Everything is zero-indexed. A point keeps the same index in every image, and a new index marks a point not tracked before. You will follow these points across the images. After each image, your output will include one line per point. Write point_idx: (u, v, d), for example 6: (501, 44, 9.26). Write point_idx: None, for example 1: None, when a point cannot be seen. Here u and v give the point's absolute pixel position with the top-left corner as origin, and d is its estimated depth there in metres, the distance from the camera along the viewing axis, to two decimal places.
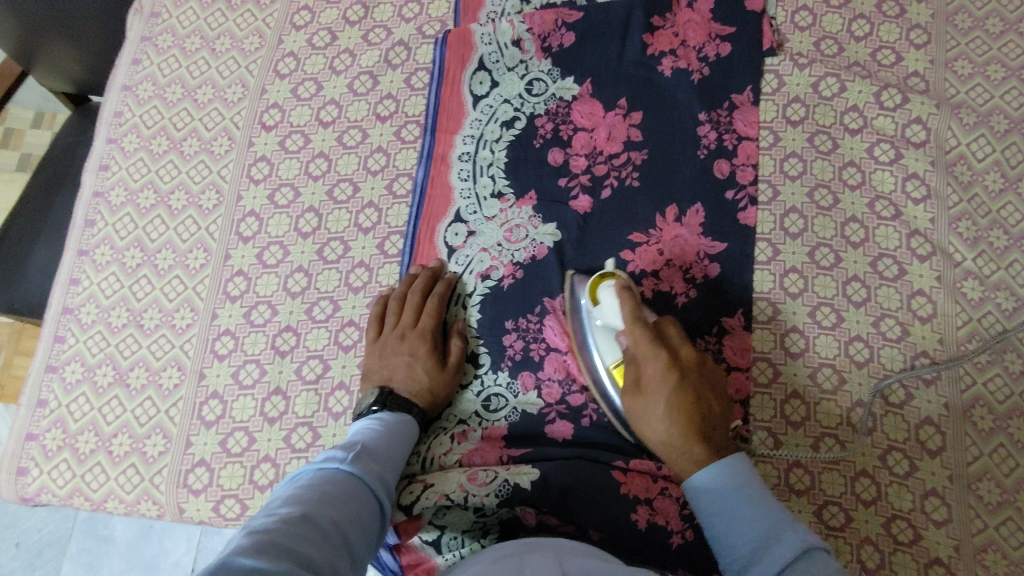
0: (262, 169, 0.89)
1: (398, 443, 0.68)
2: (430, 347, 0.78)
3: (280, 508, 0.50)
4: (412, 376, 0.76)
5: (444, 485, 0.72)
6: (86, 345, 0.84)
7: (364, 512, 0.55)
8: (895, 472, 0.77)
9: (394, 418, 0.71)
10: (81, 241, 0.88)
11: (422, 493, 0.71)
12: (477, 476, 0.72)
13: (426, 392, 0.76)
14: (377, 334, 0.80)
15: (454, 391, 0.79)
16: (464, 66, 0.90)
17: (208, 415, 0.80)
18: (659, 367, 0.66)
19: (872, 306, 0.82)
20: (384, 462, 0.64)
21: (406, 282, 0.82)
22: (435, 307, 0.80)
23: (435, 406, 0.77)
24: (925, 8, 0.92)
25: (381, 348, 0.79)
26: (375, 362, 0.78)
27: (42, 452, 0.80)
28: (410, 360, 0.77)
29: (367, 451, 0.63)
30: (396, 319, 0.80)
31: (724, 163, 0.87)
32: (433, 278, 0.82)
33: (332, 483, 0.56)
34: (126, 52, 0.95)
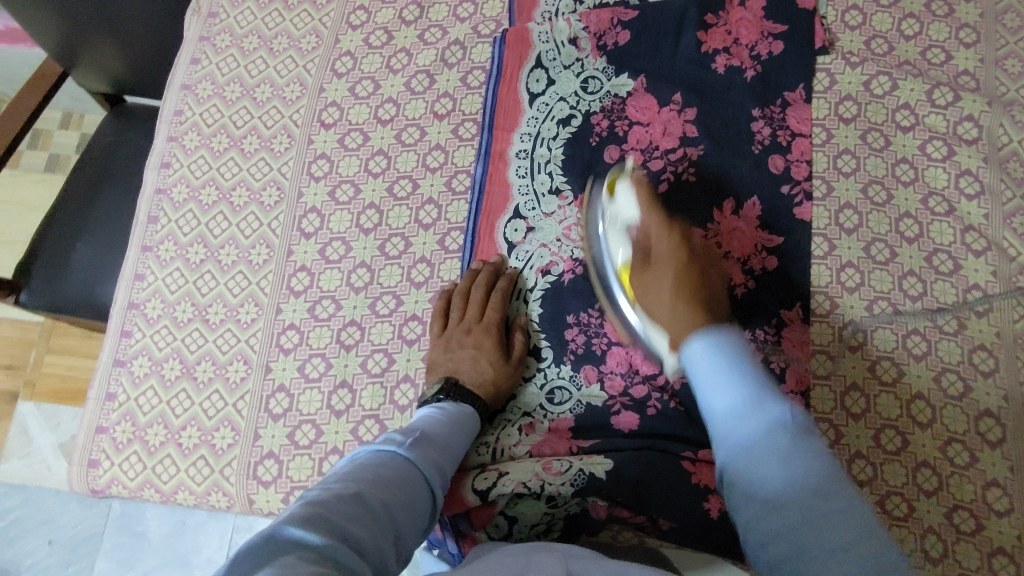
0: (322, 166, 0.90)
1: (457, 434, 0.69)
2: (494, 341, 0.80)
3: (338, 482, 0.52)
4: (477, 367, 0.77)
5: (520, 473, 0.74)
6: (153, 339, 0.85)
7: (415, 499, 0.57)
8: (956, 463, 0.78)
9: (456, 408, 0.72)
10: (145, 238, 0.90)
11: (498, 482, 0.74)
12: (552, 466, 0.74)
13: (490, 384, 0.77)
14: (442, 328, 0.81)
15: (516, 384, 0.81)
16: (521, 64, 0.92)
17: (275, 408, 0.81)
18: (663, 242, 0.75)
19: (929, 301, 0.84)
20: (440, 452, 0.65)
21: (469, 277, 0.83)
22: (499, 302, 0.81)
23: (498, 400, 0.78)
24: (974, 7, 0.93)
25: (446, 342, 0.80)
26: (441, 355, 0.79)
27: (113, 445, 0.82)
28: (476, 353, 0.78)
29: (425, 438, 0.65)
30: (461, 313, 0.81)
31: (779, 158, 0.88)
32: (495, 274, 0.84)
33: (389, 466, 0.57)
34: (184, 52, 0.98)
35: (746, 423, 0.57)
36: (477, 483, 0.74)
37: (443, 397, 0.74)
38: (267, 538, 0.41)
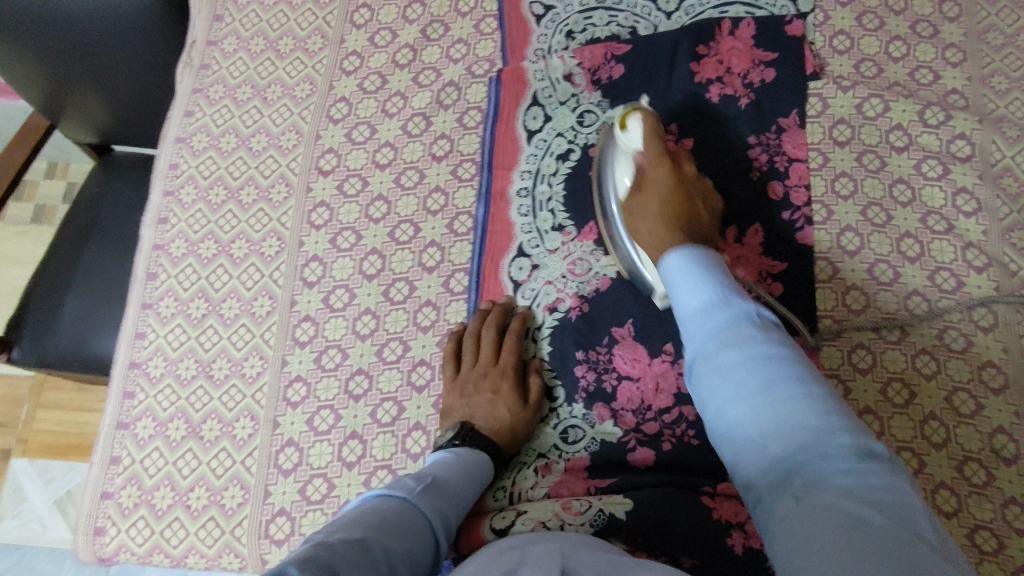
0: (321, 214, 0.90)
1: (467, 480, 0.68)
2: (510, 383, 0.78)
3: (345, 526, 0.51)
4: (494, 413, 0.76)
5: (540, 511, 0.73)
6: (157, 399, 0.84)
7: (419, 549, 0.55)
8: (973, 483, 0.77)
9: (471, 454, 0.71)
10: (145, 295, 0.89)
11: (517, 521, 0.73)
12: (572, 504, 0.73)
13: (507, 429, 0.76)
14: (456, 373, 0.80)
15: (534, 427, 0.79)
16: (518, 102, 0.92)
17: (285, 463, 0.80)
18: (663, 171, 0.76)
19: (935, 319, 0.83)
20: (450, 500, 0.64)
21: (479, 319, 0.82)
22: (513, 343, 0.80)
23: (516, 443, 0.77)
24: (957, 28, 0.95)
25: (461, 387, 0.79)
26: (457, 400, 0.78)
27: (119, 510, 0.80)
28: (492, 397, 0.77)
29: (437, 485, 0.63)
30: (475, 356, 0.80)
31: (777, 184, 0.88)
32: (506, 314, 0.83)
33: (396, 512, 0.56)
34: (178, 105, 0.98)
35: (716, 337, 0.58)
36: (495, 520, 0.74)
37: (458, 442, 0.72)
38: None
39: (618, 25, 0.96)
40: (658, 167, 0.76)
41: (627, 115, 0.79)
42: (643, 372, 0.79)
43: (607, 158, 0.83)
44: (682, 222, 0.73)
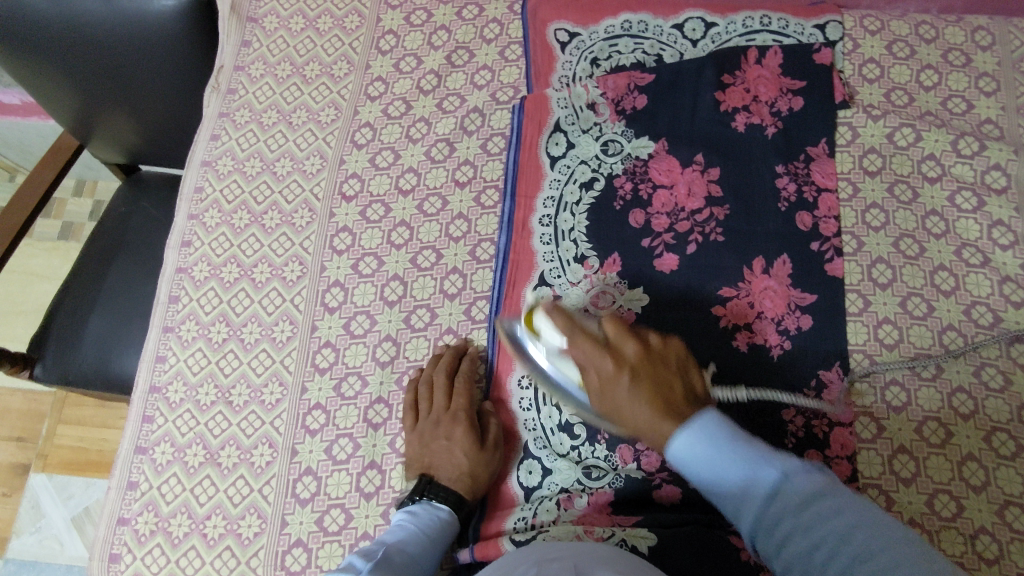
0: (344, 239, 0.90)
1: (417, 543, 0.68)
2: (465, 426, 0.76)
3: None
4: (452, 461, 0.75)
5: (561, 531, 0.72)
6: (175, 423, 0.84)
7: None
8: (1015, 528, 0.73)
9: (429, 513, 0.71)
10: (166, 318, 0.89)
11: (537, 538, 0.73)
12: (594, 530, 0.72)
13: (468, 476, 0.74)
14: (414, 421, 0.79)
15: (497, 467, 0.77)
16: (541, 130, 0.92)
17: (302, 492, 0.79)
18: (611, 368, 0.65)
19: (971, 356, 0.80)
20: (400, 569, 0.63)
21: (431, 363, 0.81)
22: (464, 386, 0.79)
23: (480, 490, 0.75)
24: (991, 56, 0.93)
25: (419, 436, 0.77)
26: (415, 450, 0.77)
27: (135, 537, 0.79)
28: (448, 445, 0.76)
29: (387, 558, 0.63)
30: (429, 402, 0.79)
31: (806, 215, 0.86)
32: (456, 357, 0.82)
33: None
34: (204, 129, 0.99)
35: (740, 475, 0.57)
36: (516, 536, 0.74)
37: (417, 498, 0.73)
38: None
39: (642, 53, 0.95)
40: (617, 373, 0.65)
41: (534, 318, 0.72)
42: None
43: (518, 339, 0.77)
44: (668, 404, 0.63)
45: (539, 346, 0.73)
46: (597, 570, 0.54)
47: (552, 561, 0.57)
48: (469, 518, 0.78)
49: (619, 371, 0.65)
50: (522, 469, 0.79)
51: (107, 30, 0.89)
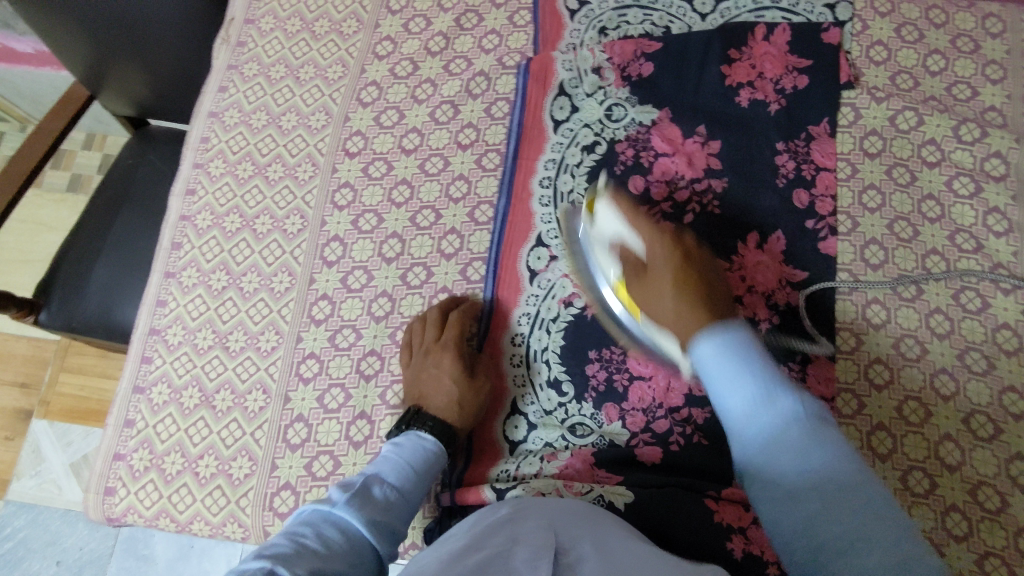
0: (345, 195, 0.91)
1: (403, 480, 0.67)
2: (453, 356, 0.78)
3: (264, 557, 0.49)
4: (442, 390, 0.76)
5: (541, 483, 0.75)
6: (173, 366, 0.86)
7: (351, 567, 0.55)
8: (986, 508, 0.75)
9: (416, 442, 0.71)
10: (167, 264, 0.91)
11: (516, 488, 0.75)
12: (573, 485, 0.74)
13: (457, 405, 0.76)
14: (408, 356, 0.81)
15: (484, 403, 0.79)
16: (545, 93, 0.93)
17: (293, 438, 0.81)
18: (665, 275, 0.74)
19: (957, 339, 0.81)
20: (385, 507, 0.63)
21: (424, 308, 0.84)
22: (457, 319, 0.81)
23: (468, 418, 0.77)
24: (1000, 44, 0.92)
25: (413, 369, 0.79)
26: (410, 383, 0.79)
27: (129, 473, 0.82)
28: (438, 375, 0.77)
29: (375, 492, 0.63)
30: (422, 337, 0.81)
31: (803, 192, 0.87)
32: (450, 301, 0.84)
33: (321, 534, 0.56)
34: (212, 81, 1.00)
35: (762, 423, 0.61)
36: (496, 483, 0.76)
37: (406, 426, 0.73)
38: None
39: (651, 24, 0.95)
40: (664, 265, 0.75)
41: (593, 206, 0.81)
42: (656, 371, 0.79)
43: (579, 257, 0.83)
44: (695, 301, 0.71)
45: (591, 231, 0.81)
46: (580, 541, 0.53)
47: (536, 522, 0.55)
48: (457, 459, 0.80)
49: (671, 258, 0.75)
50: (509, 423, 0.81)
51: None
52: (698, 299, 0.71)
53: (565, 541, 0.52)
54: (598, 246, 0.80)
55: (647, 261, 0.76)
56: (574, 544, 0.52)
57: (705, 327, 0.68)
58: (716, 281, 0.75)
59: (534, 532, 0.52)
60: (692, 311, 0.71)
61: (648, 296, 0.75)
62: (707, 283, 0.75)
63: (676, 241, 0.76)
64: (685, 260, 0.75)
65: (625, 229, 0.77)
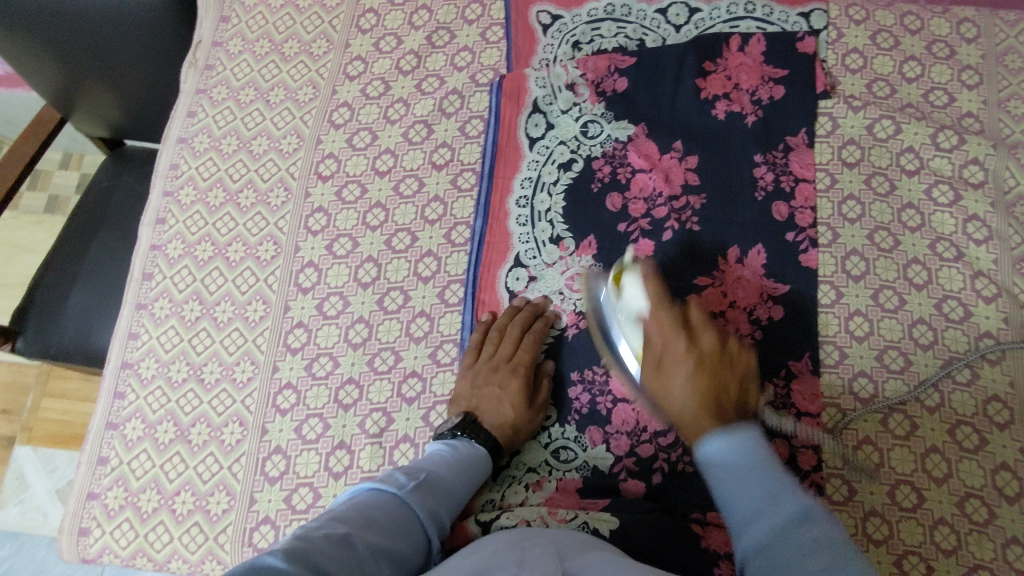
0: (319, 219, 0.90)
1: (459, 476, 0.68)
2: (521, 381, 0.77)
3: (329, 523, 0.53)
4: (499, 409, 0.75)
5: (526, 511, 0.72)
6: (147, 400, 0.84)
7: (406, 546, 0.56)
8: (974, 520, 0.74)
9: (468, 449, 0.71)
10: (139, 295, 0.89)
11: (501, 516, 0.72)
12: (558, 511, 0.72)
13: (510, 427, 0.75)
14: (473, 360, 0.80)
15: (536, 429, 0.78)
16: (520, 110, 0.91)
17: (271, 471, 0.79)
18: (681, 349, 0.66)
19: (939, 350, 0.80)
20: (440, 497, 0.64)
21: (507, 313, 0.82)
22: (532, 342, 0.79)
23: (516, 442, 0.75)
24: (975, 49, 0.92)
25: (474, 376, 0.78)
26: (466, 390, 0.77)
27: (104, 512, 0.80)
28: (500, 393, 0.76)
29: (430, 482, 0.64)
30: (495, 348, 0.79)
31: (782, 205, 0.86)
32: (534, 315, 0.82)
33: (380, 509, 0.58)
34: (181, 106, 0.98)
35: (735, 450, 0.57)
36: (479, 515, 0.72)
37: (459, 433, 0.72)
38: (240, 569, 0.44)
39: (625, 37, 0.94)
40: (682, 358, 0.66)
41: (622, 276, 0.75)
42: None
43: (598, 300, 0.80)
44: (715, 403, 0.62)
45: (617, 306, 0.75)
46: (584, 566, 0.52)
47: (534, 548, 0.54)
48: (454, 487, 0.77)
49: (693, 353, 0.66)
50: None
51: None
52: (702, 385, 0.63)
53: (573, 571, 0.51)
54: (620, 319, 0.74)
55: (661, 348, 0.68)
56: (579, 574, 0.50)
57: (723, 427, 0.59)
58: (744, 393, 0.65)
59: (538, 558, 0.51)
60: (699, 410, 0.62)
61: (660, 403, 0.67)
62: (731, 390, 0.64)
63: (700, 351, 0.66)
64: (704, 360, 0.65)
65: (643, 304, 0.71)
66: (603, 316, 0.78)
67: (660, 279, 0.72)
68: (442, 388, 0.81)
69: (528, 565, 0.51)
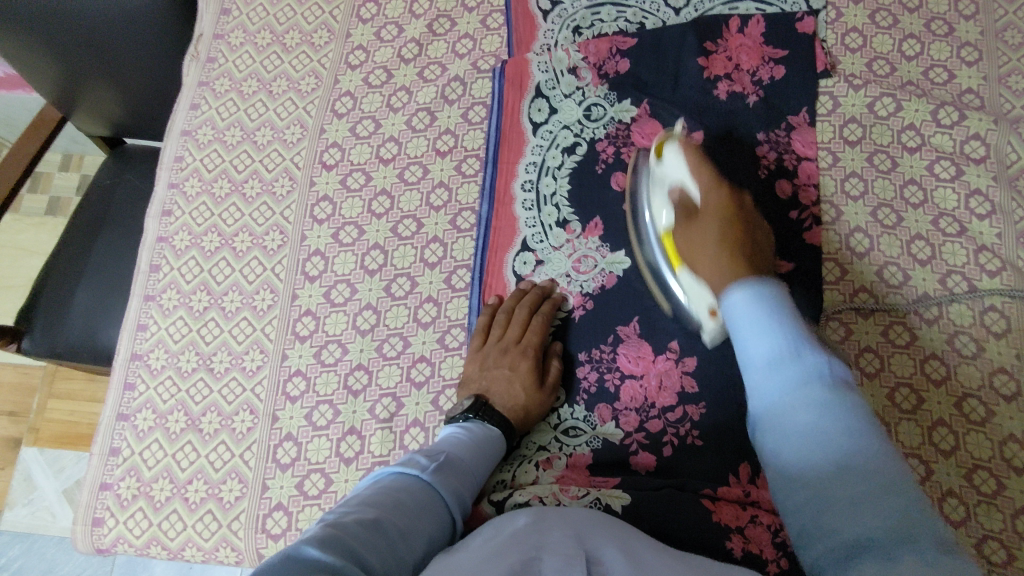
0: (325, 208, 0.90)
1: (477, 456, 0.67)
2: (531, 362, 0.77)
3: (357, 508, 0.52)
4: (510, 391, 0.75)
5: (538, 488, 0.73)
6: (157, 391, 0.84)
7: (434, 528, 0.56)
8: (983, 491, 0.75)
9: (482, 430, 0.70)
10: (147, 287, 0.89)
11: (513, 495, 0.72)
12: (570, 488, 0.73)
13: (521, 409, 0.75)
14: (481, 343, 0.80)
15: (546, 410, 0.78)
16: (522, 95, 0.92)
17: (283, 458, 0.79)
18: (719, 228, 0.73)
19: (945, 324, 0.81)
20: (462, 477, 0.63)
21: (515, 297, 0.82)
22: (541, 324, 0.79)
23: (528, 424, 0.76)
24: (974, 26, 0.92)
25: (483, 359, 0.78)
26: (476, 373, 0.77)
27: (117, 502, 0.80)
28: (511, 375, 0.76)
29: (451, 464, 0.63)
30: (503, 331, 0.79)
31: (785, 183, 0.86)
32: (542, 297, 0.82)
33: (407, 492, 0.57)
34: (184, 99, 0.99)
35: (782, 380, 0.58)
36: (492, 495, 0.73)
37: (472, 415, 0.72)
38: (280, 559, 0.42)
39: (625, 21, 0.95)
40: (716, 217, 0.74)
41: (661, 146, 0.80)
42: (647, 369, 0.79)
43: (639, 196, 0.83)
44: (737, 260, 0.70)
45: (658, 211, 0.79)
46: (603, 548, 0.52)
47: (554, 531, 0.54)
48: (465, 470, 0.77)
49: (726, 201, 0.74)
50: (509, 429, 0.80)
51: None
52: (727, 215, 0.74)
53: (593, 553, 0.51)
54: (657, 189, 0.80)
55: (700, 208, 0.75)
56: (599, 550, 0.52)
57: (746, 281, 0.65)
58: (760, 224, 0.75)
59: (558, 541, 0.52)
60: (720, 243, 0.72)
61: (690, 251, 0.74)
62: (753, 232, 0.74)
63: (734, 194, 0.75)
64: (736, 207, 0.75)
65: (687, 177, 0.77)
66: (643, 226, 0.82)
67: (702, 158, 0.77)
68: (451, 372, 0.81)
69: (547, 548, 0.51)
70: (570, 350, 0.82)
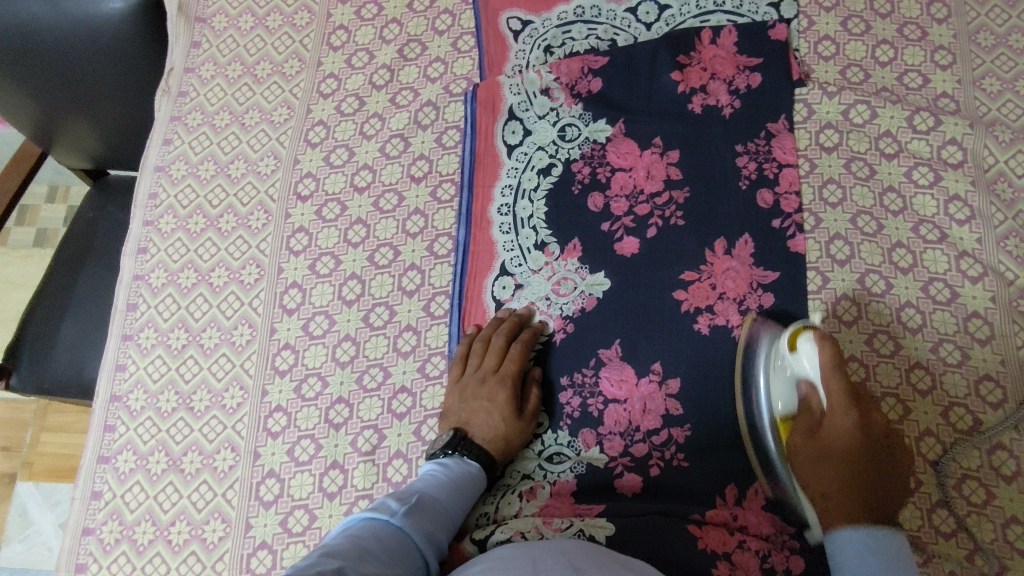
0: (301, 240, 0.89)
1: (450, 495, 0.68)
2: (510, 391, 0.76)
3: (321, 558, 0.52)
4: (490, 422, 0.75)
5: (521, 521, 0.72)
6: (137, 432, 0.84)
7: (402, 571, 0.56)
8: (972, 502, 0.73)
9: (460, 466, 0.71)
10: (125, 326, 0.89)
11: (496, 531, 0.72)
12: (553, 521, 0.72)
13: (501, 439, 0.75)
14: (459, 374, 0.79)
15: (528, 438, 0.78)
16: (496, 118, 0.91)
17: (266, 495, 0.79)
18: (846, 423, 0.66)
19: (930, 332, 0.79)
20: (433, 517, 0.64)
21: (492, 325, 0.81)
22: (519, 352, 0.79)
23: (510, 453, 0.75)
24: (946, 29, 0.92)
25: (461, 390, 0.77)
26: (455, 404, 0.77)
27: (100, 546, 0.79)
28: (489, 406, 0.75)
29: (421, 504, 0.64)
30: (480, 360, 0.79)
31: (767, 192, 0.84)
32: (519, 324, 0.81)
33: (375, 538, 0.57)
34: (157, 134, 0.98)
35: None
36: (475, 532, 0.72)
37: (450, 452, 0.72)
38: None
39: (596, 38, 0.94)
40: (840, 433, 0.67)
41: (796, 335, 0.70)
42: (630, 393, 0.78)
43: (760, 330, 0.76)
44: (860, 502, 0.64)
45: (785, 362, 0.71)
46: (592, 569, 0.53)
47: (540, 556, 0.55)
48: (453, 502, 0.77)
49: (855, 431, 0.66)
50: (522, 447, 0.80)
51: (47, 30, 0.87)
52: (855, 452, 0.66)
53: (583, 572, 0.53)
54: (779, 366, 0.72)
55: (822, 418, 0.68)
56: (586, 570, 0.53)
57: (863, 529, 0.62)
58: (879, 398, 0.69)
59: (550, 566, 0.53)
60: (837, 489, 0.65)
61: (807, 446, 0.69)
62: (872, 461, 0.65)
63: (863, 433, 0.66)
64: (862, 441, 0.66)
65: (817, 381, 0.68)
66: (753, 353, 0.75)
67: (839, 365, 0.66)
68: (432, 402, 0.80)
69: (540, 572, 0.52)
70: (550, 375, 0.81)
